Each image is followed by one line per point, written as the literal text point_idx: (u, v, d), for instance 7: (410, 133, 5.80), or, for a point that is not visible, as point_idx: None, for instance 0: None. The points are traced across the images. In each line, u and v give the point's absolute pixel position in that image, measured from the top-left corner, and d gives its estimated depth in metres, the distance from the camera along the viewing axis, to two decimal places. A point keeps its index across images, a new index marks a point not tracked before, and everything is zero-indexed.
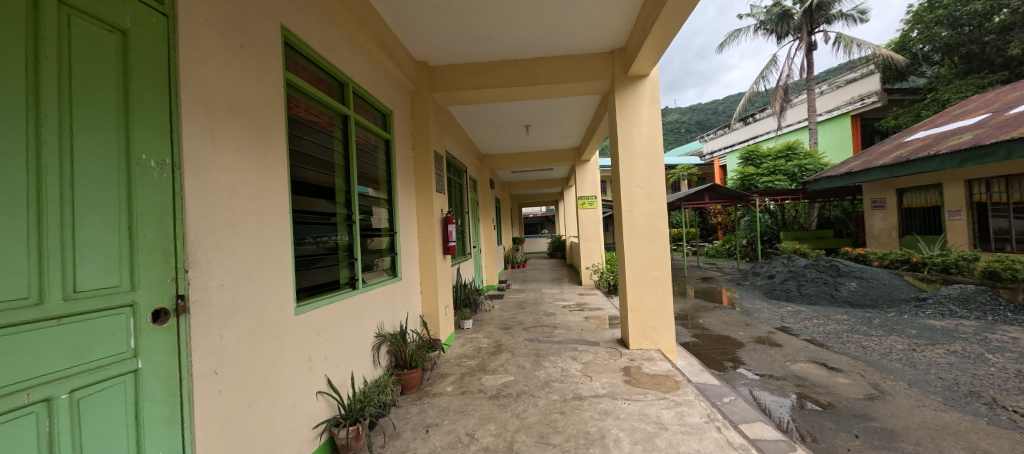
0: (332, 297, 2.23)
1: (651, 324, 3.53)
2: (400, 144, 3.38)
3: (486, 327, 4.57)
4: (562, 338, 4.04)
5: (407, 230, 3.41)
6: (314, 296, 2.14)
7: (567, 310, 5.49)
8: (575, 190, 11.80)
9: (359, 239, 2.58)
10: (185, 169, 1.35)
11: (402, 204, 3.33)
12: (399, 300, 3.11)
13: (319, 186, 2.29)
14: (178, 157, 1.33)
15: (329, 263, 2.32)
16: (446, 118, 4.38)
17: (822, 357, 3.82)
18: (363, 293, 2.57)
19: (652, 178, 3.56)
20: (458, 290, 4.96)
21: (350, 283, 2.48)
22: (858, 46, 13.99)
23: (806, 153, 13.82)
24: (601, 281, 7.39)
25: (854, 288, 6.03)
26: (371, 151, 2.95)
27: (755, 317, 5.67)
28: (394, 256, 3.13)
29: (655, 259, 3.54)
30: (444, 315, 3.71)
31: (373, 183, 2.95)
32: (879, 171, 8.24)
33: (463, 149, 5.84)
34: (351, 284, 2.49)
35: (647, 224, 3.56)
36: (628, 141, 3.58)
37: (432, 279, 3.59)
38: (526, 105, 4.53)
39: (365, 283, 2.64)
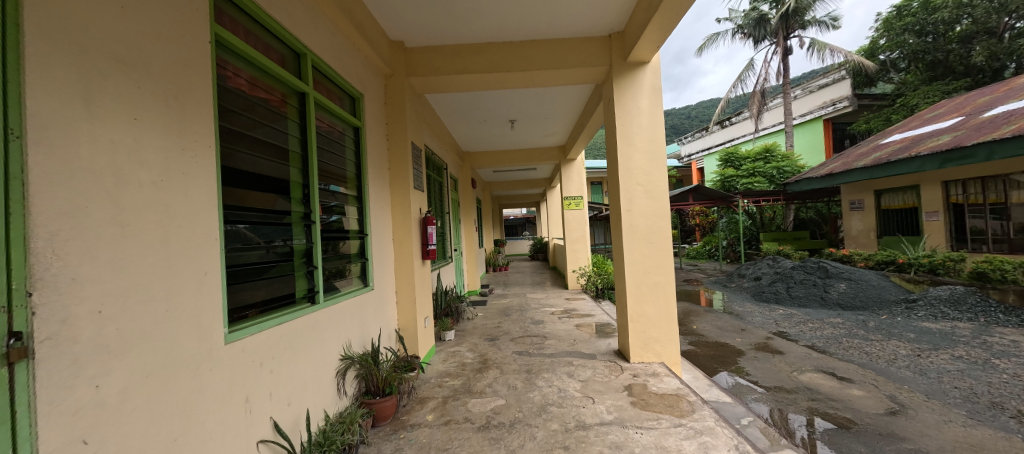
0: (285, 315, 1.76)
1: (653, 334, 3.21)
2: (372, 133, 2.94)
3: (469, 339, 4.15)
4: (554, 350, 3.66)
5: (380, 233, 2.96)
6: (259, 314, 1.65)
7: (555, 317, 5.14)
8: (557, 190, 11.54)
9: (319, 242, 2.12)
10: (24, 126, 0.80)
11: (374, 203, 2.88)
12: (370, 314, 2.65)
13: (268, 177, 1.82)
14: (13, 104, 0.78)
15: (279, 273, 1.83)
16: (425, 108, 3.95)
17: (828, 365, 3.66)
18: (326, 308, 2.10)
19: (653, 174, 3.25)
20: (438, 299, 4.52)
21: (308, 296, 2.01)
22: (830, 51, 14.48)
23: (783, 156, 14.12)
24: (590, 284, 7.10)
25: (843, 290, 5.99)
26: (335, 139, 2.50)
27: (748, 321, 5.50)
28: (364, 262, 2.68)
29: (658, 263, 3.23)
30: (422, 328, 3.27)
31: (337, 176, 2.49)
32: (857, 172, 8.40)
33: (443, 144, 5.40)
34: (309, 298, 2.02)
35: (648, 225, 3.25)
36: (627, 134, 3.27)
37: (410, 287, 3.15)
38: (514, 95, 4.17)
39: (328, 296, 2.17)
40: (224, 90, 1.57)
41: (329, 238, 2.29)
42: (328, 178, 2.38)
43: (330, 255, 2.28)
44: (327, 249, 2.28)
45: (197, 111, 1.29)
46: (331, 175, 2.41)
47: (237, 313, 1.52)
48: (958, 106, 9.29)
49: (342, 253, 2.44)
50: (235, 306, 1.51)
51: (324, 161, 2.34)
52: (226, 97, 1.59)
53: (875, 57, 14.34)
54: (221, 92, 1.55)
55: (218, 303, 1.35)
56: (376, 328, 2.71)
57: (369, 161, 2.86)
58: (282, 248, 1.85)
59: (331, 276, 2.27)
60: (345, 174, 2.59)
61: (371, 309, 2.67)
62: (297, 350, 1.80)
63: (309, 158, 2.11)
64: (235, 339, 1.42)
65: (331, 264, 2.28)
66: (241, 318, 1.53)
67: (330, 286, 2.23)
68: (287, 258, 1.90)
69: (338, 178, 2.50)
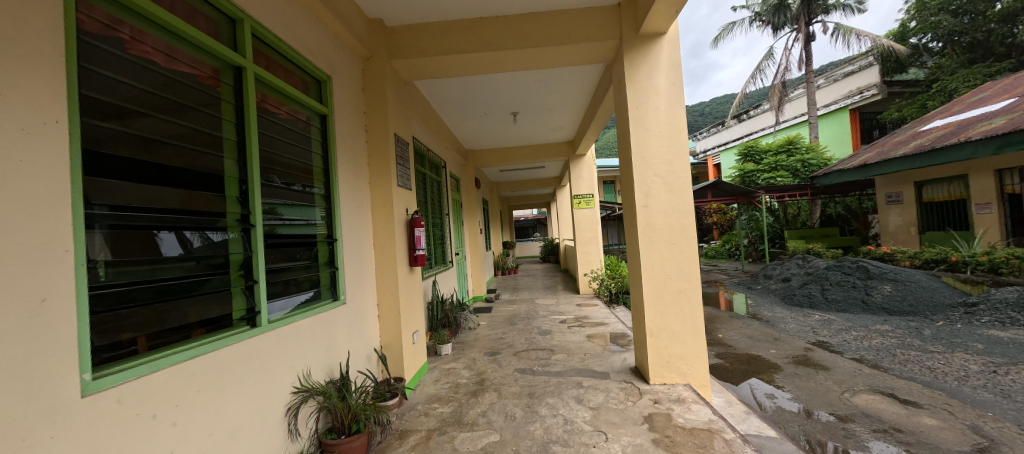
0: (209, 344, 1.41)
1: (677, 351, 2.73)
2: (344, 123, 2.56)
3: (467, 353, 3.75)
4: (562, 368, 3.21)
5: (357, 236, 2.59)
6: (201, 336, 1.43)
7: (564, 326, 4.69)
8: (568, 190, 11.07)
9: (263, 252, 1.73)
10: None
11: (347, 201, 2.50)
12: (341, 331, 2.28)
13: (188, 172, 1.44)
14: None
15: (211, 289, 1.50)
16: (413, 97, 3.56)
17: (885, 385, 3.09)
18: (272, 333, 1.72)
19: (673, 163, 2.78)
20: (434, 309, 4.13)
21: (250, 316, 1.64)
22: (856, 36, 13.62)
23: (808, 148, 13.25)
24: (602, 289, 6.61)
25: (889, 292, 5.33)
26: (296, 127, 2.16)
27: (781, 329, 4.92)
28: (334, 271, 2.31)
29: (681, 267, 2.75)
30: (410, 345, 2.88)
31: (297, 170, 2.12)
32: (897, 162, 7.66)
33: (440, 140, 5.02)
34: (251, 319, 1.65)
35: (669, 223, 2.77)
36: (641, 118, 2.81)
37: (393, 299, 2.76)
38: (511, 81, 3.75)
39: (276, 317, 1.79)
40: (165, 80, 1.39)
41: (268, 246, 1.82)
42: (283, 172, 2.01)
43: (274, 266, 1.84)
44: (276, 258, 1.88)
45: (31, 69, 0.92)
46: (290, 169, 2.06)
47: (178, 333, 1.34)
48: (1007, 87, 8.45)
49: (299, 259, 2.04)
50: (169, 327, 1.31)
51: (276, 152, 1.96)
52: (177, 89, 1.44)
53: (906, 41, 13.39)
54: (133, 68, 1.26)
55: (67, 336, 0.98)
56: (347, 349, 2.31)
57: (342, 154, 2.49)
58: (214, 258, 1.51)
59: (281, 290, 1.90)
60: (309, 168, 2.23)
61: (342, 325, 2.29)
62: (219, 389, 1.42)
63: (248, 146, 1.71)
64: (123, 381, 1.10)
65: (275, 278, 1.86)
66: (172, 341, 1.31)
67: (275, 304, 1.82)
68: (220, 271, 1.54)
69: (302, 174, 2.16)
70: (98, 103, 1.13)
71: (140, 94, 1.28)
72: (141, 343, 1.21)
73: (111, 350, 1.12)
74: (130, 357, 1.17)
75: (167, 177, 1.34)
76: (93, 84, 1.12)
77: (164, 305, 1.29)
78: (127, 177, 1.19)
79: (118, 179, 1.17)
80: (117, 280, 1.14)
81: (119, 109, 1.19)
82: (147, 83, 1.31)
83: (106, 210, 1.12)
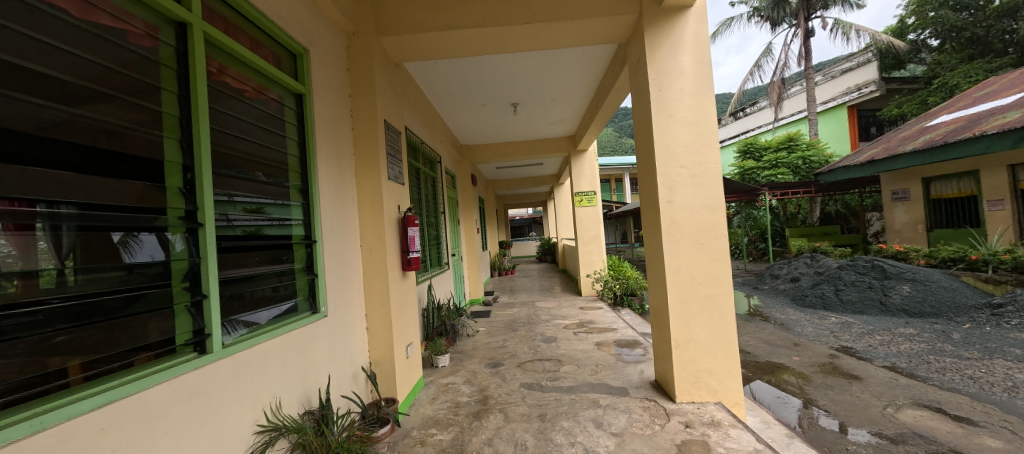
0: (158, 373, 1.11)
1: (706, 365, 2.42)
2: (326, 105, 2.20)
3: (466, 365, 3.40)
4: (573, 382, 2.88)
5: (341, 238, 2.23)
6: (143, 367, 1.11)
7: (570, 332, 4.36)
8: (566, 187, 10.77)
9: (214, 258, 1.33)
10: None
11: (329, 196, 2.13)
12: (321, 350, 1.92)
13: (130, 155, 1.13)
14: None
15: (142, 310, 1.13)
16: (404, 82, 3.21)
17: (928, 398, 2.83)
18: (226, 361, 1.34)
19: (701, 153, 2.46)
20: (429, 316, 3.76)
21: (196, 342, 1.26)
22: (856, 32, 13.50)
23: (808, 144, 13.07)
24: (606, 291, 6.30)
25: (908, 293, 5.10)
26: (265, 108, 1.80)
27: (798, 332, 4.66)
28: (314, 277, 1.94)
29: (710, 270, 2.44)
30: (403, 360, 2.52)
31: (265, 158, 1.76)
32: (905, 157, 7.46)
33: (434, 132, 4.65)
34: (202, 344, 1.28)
35: (695, 220, 2.46)
36: (663, 102, 2.47)
37: (385, 308, 2.41)
38: (514, 63, 3.42)
39: (233, 341, 1.41)
40: (138, 58, 1.18)
41: (249, 247, 1.59)
42: (248, 160, 1.65)
43: (223, 275, 1.42)
44: (261, 261, 1.65)
45: None
46: (254, 156, 1.69)
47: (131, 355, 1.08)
48: (1013, 81, 8.32)
49: (270, 264, 1.70)
50: (123, 348, 1.07)
51: (237, 135, 1.59)
52: (148, 69, 1.22)
53: (904, 37, 13.29)
54: (89, 40, 1.04)
55: None
56: (328, 373, 1.94)
57: (323, 141, 2.13)
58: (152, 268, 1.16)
59: (248, 301, 1.56)
60: (283, 156, 1.88)
61: (321, 343, 1.92)
62: (156, 442, 1.07)
63: (196, 126, 1.33)
64: (58, 422, 0.86)
65: (235, 288, 1.49)
66: (116, 368, 1.03)
67: (240, 321, 1.49)
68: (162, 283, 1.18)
69: (272, 163, 1.80)
70: (47, 82, 0.92)
71: (78, 62, 1.00)
72: (74, 375, 0.94)
73: (15, 389, 0.82)
74: (60, 394, 0.90)
75: (135, 171, 1.13)
76: (38, 56, 0.91)
77: (121, 321, 1.07)
78: (86, 170, 0.99)
79: (22, 164, 0.85)
80: (86, 290, 0.98)
81: (82, 91, 1.00)
82: (113, 60, 1.10)
83: (75, 209, 0.95)
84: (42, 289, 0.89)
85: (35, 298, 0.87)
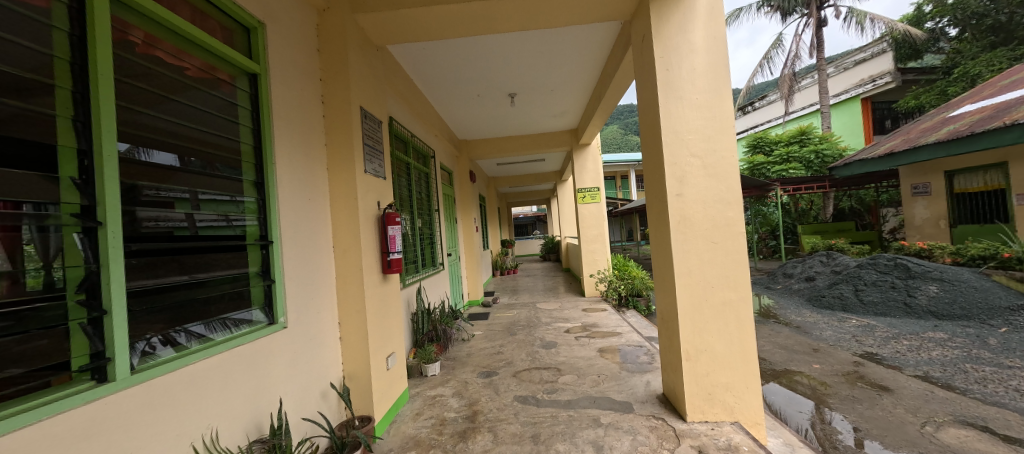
0: (41, 409, 0.87)
1: (722, 379, 2.14)
2: (290, 88, 1.94)
3: (458, 374, 3.15)
4: (572, 396, 2.61)
5: (309, 238, 1.98)
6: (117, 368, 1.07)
7: (572, 337, 4.09)
8: (569, 184, 10.47)
9: (114, 261, 1.06)
10: None
11: (291, 191, 1.87)
12: (280, 366, 1.67)
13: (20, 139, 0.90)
14: None
15: (33, 328, 0.91)
16: (387, 68, 2.95)
17: (971, 414, 2.52)
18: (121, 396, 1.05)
19: (715, 140, 2.18)
20: (418, 321, 3.48)
21: (151, 342, 1.18)
22: (870, 20, 12.94)
23: (821, 138, 12.59)
24: (611, 291, 6.01)
25: (936, 294, 4.75)
26: (213, 89, 1.55)
27: (817, 337, 4.34)
28: (271, 284, 1.69)
29: (725, 272, 2.16)
30: (381, 373, 2.27)
31: (212, 147, 1.51)
32: (928, 149, 7.05)
33: (425, 125, 4.39)
34: (159, 340, 1.21)
35: (708, 216, 2.17)
36: (672, 82, 2.18)
37: (360, 316, 2.16)
38: (508, 46, 3.15)
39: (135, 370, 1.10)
40: (39, 27, 0.96)
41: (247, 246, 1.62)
42: (192, 150, 1.43)
43: (207, 276, 1.41)
44: (202, 265, 1.40)
45: None
46: (196, 143, 1.45)
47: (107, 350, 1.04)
48: None
49: (225, 267, 1.50)
50: (41, 365, 0.92)
51: (174, 120, 1.35)
52: (37, 32, 0.96)
53: (921, 26, 12.70)
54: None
55: None
56: (288, 393, 1.69)
57: (285, 129, 1.87)
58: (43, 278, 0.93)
59: (200, 310, 1.38)
60: (234, 145, 1.62)
61: (280, 359, 1.67)
62: None
63: (98, 104, 1.06)
64: None
65: (198, 294, 1.38)
66: (31, 389, 0.89)
67: (233, 319, 1.51)
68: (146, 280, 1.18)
69: (222, 152, 1.56)
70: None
71: None
72: None
73: None
74: None
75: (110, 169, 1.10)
76: None
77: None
78: None
79: None
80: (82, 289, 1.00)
81: None
82: (16, 32, 0.91)
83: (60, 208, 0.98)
84: (30, 290, 0.90)
85: (24, 298, 0.89)
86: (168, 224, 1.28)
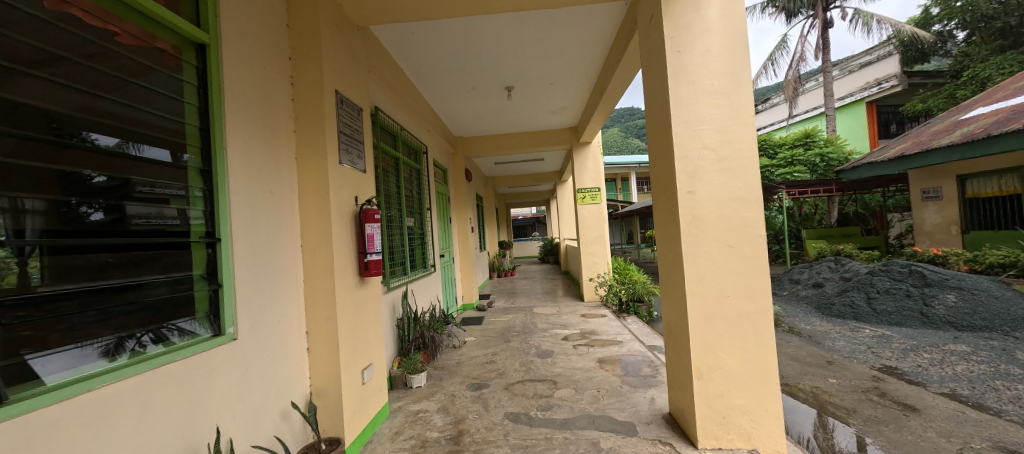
0: None
1: (738, 401, 1.90)
2: (249, 66, 1.69)
3: (446, 387, 2.90)
4: (568, 414, 2.36)
5: (268, 236, 1.73)
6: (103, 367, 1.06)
7: (570, 346, 3.83)
8: (569, 185, 10.20)
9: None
10: None
11: (246, 182, 1.63)
12: (226, 386, 1.41)
13: None
14: None
15: None
16: (370, 52, 2.73)
17: (1012, 440, 2.27)
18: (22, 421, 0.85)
19: (731, 132, 1.94)
20: (404, 328, 3.22)
21: (141, 340, 1.17)
22: (877, 22, 12.72)
23: (826, 141, 12.35)
24: (611, 296, 5.76)
25: (954, 304, 4.50)
26: (151, 60, 1.30)
27: (830, 348, 4.10)
28: (217, 288, 1.45)
29: (742, 280, 1.91)
30: (355, 387, 2.04)
31: (151, 128, 1.28)
32: (939, 153, 6.83)
33: (417, 119, 4.17)
34: (150, 338, 1.20)
35: (723, 217, 1.93)
36: (682, 66, 1.94)
37: (331, 324, 1.92)
38: (504, 30, 2.94)
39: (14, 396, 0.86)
40: None
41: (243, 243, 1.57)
42: (148, 136, 1.27)
43: (182, 274, 1.34)
44: (152, 266, 1.23)
45: None
46: (136, 125, 1.22)
47: (95, 343, 1.04)
48: None
49: (169, 268, 1.29)
50: None
51: (118, 100, 1.17)
52: None
53: (928, 28, 12.44)
54: None
55: None
56: (235, 418, 1.43)
57: (241, 110, 1.62)
58: None
59: (130, 320, 1.16)
60: (176, 127, 1.38)
61: (223, 377, 1.41)
62: None
63: None
64: None
65: (144, 298, 1.20)
66: None
67: (171, 328, 1.29)
68: (133, 276, 1.16)
69: (164, 135, 1.33)
70: None
71: None
72: None
73: None
74: None
75: (83, 162, 1.04)
76: None
77: None
78: None
79: None
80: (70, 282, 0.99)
81: None
82: None
83: (43, 203, 0.94)
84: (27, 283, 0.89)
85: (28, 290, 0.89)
86: (160, 221, 1.27)
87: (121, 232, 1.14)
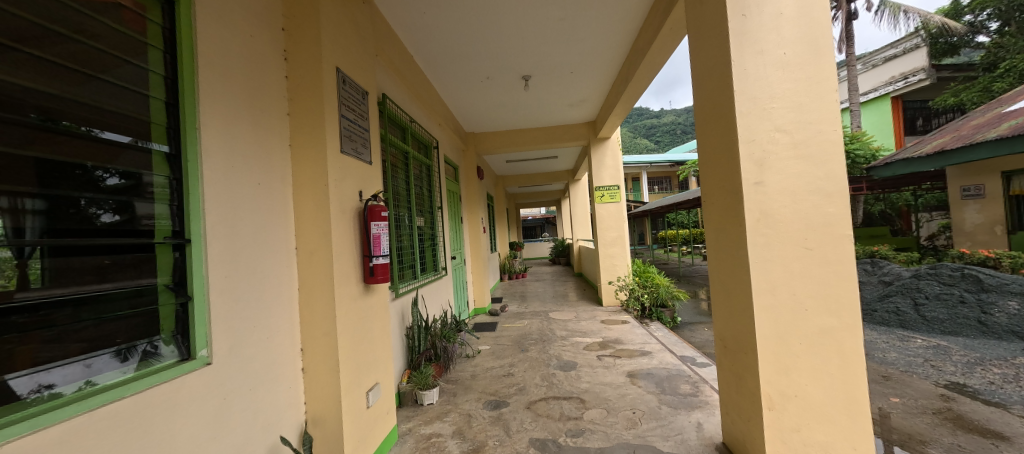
0: None
1: (817, 436, 1.57)
2: (234, 32, 1.41)
3: (460, 404, 2.60)
4: (603, 442, 2.04)
5: (254, 237, 1.45)
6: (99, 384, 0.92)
7: (594, 357, 3.51)
8: (582, 184, 9.88)
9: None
10: None
11: (229, 172, 1.34)
12: (197, 424, 1.12)
13: None
14: None
15: None
16: (375, 30, 2.44)
17: None
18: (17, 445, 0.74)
19: (808, 112, 1.61)
20: (414, 338, 2.92)
21: (154, 342, 1.08)
22: (904, 13, 12.10)
23: (850, 137, 11.80)
24: (632, 301, 5.42)
25: (1017, 311, 4.05)
26: (109, 15, 1.02)
27: (883, 361, 3.69)
28: (186, 302, 1.16)
29: (822, 290, 1.59)
30: (358, 414, 1.73)
31: (111, 101, 1.01)
32: (985, 147, 6.29)
33: (427, 111, 3.91)
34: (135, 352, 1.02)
35: (799, 213, 1.60)
36: (749, 33, 1.62)
37: (331, 340, 1.63)
38: (524, 7, 2.63)
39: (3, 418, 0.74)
40: None
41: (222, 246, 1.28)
42: (119, 115, 1.03)
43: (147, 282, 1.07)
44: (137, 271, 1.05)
45: None
46: (104, 101, 0.99)
47: (105, 353, 0.95)
48: None
49: (133, 275, 1.03)
50: None
51: (71, 63, 0.91)
52: None
53: (959, 19, 11.79)
54: None
55: None
56: None
57: (221, 85, 1.33)
58: None
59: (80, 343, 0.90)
60: (139, 101, 1.09)
61: (190, 415, 1.10)
62: None
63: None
64: None
65: (100, 316, 0.95)
66: None
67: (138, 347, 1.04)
68: (135, 280, 1.04)
69: (126, 111, 1.05)
70: None
71: None
72: None
73: None
74: None
75: (88, 155, 0.94)
76: None
77: None
78: None
79: None
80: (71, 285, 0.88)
81: None
82: None
83: (45, 202, 0.83)
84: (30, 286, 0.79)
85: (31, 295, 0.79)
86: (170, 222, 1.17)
87: (128, 235, 1.04)
